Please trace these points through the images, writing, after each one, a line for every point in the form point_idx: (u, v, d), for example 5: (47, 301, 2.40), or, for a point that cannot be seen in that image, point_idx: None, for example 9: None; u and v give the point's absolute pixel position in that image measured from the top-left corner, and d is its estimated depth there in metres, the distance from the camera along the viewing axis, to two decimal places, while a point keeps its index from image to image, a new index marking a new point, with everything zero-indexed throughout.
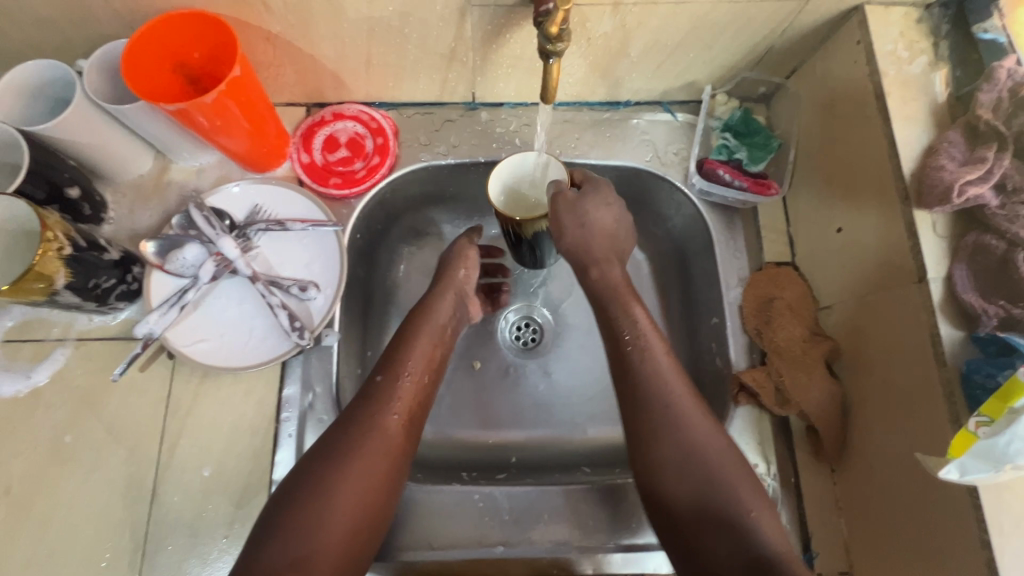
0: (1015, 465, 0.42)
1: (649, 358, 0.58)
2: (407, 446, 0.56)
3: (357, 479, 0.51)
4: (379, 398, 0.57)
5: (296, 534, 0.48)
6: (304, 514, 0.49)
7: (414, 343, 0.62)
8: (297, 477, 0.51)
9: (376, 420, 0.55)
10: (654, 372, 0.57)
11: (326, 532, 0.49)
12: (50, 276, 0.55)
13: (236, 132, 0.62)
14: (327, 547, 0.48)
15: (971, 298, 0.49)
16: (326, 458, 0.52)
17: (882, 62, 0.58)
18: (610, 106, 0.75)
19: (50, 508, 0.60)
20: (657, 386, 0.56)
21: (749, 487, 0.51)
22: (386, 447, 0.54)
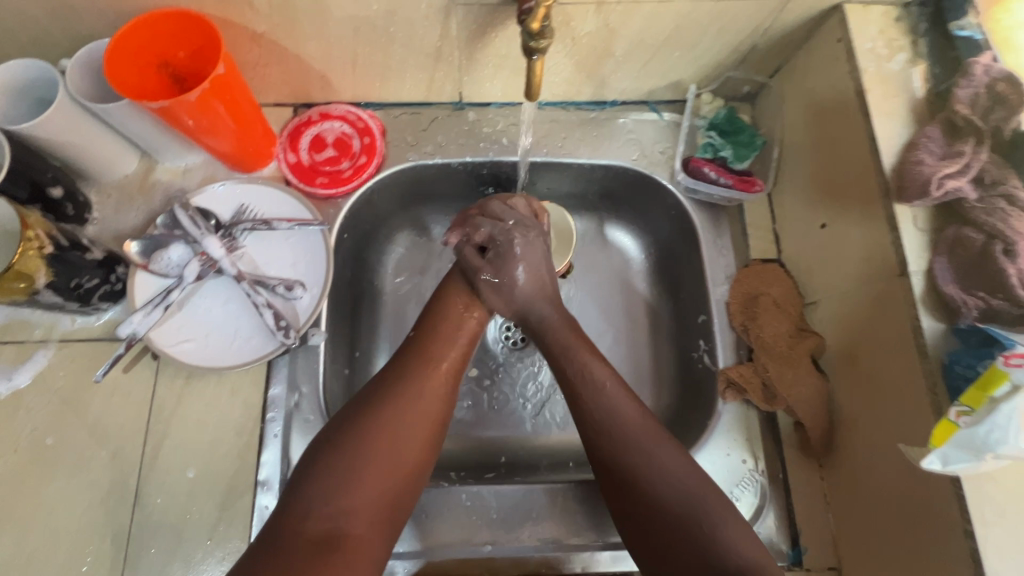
0: (995, 454, 0.43)
1: (615, 406, 0.56)
2: (449, 397, 0.57)
3: (394, 430, 0.52)
4: (421, 354, 0.58)
5: (335, 487, 0.48)
6: (342, 465, 0.49)
7: (450, 302, 0.64)
8: (335, 428, 0.52)
9: (421, 376, 0.56)
10: (606, 420, 0.55)
11: (365, 486, 0.49)
12: (31, 275, 0.54)
13: (221, 131, 0.62)
14: (368, 497, 0.49)
15: (952, 291, 0.49)
16: (360, 411, 0.52)
17: (862, 60, 0.59)
18: (596, 106, 0.76)
19: (30, 512, 0.59)
20: (626, 441, 0.53)
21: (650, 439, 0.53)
22: (428, 402, 0.55)
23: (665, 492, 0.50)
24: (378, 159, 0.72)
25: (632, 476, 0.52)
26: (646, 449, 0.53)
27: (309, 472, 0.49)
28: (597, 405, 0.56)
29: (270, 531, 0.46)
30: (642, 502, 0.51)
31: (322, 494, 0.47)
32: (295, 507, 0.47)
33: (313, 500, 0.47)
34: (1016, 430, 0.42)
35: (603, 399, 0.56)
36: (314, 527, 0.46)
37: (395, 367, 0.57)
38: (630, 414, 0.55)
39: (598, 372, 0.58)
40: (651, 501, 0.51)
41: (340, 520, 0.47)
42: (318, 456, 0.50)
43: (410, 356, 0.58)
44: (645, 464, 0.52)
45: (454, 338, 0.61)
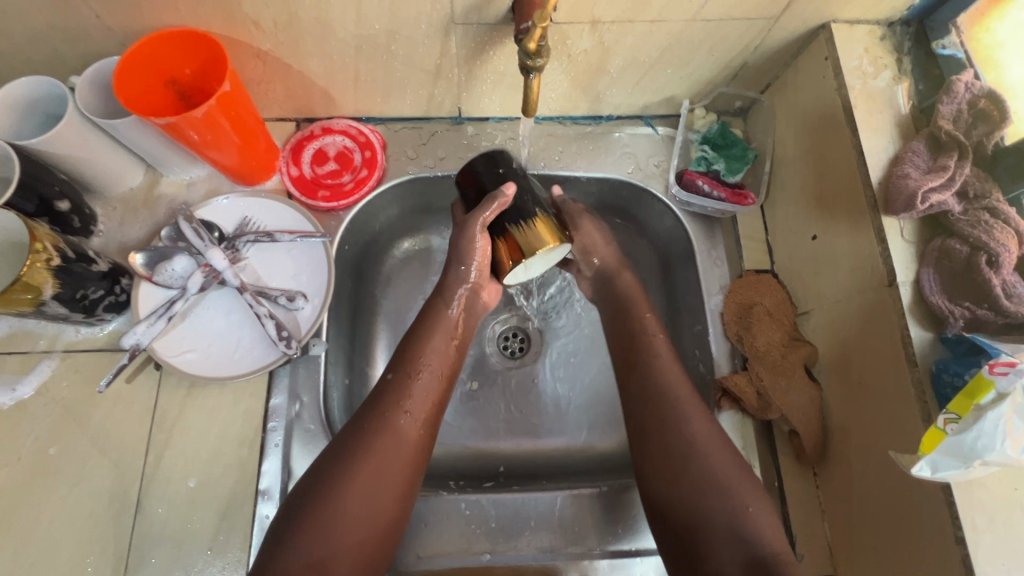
0: (983, 460, 0.43)
1: (671, 383, 0.57)
2: (424, 442, 0.57)
3: (369, 479, 0.52)
4: (398, 397, 0.58)
5: (311, 540, 0.48)
6: (317, 520, 0.49)
7: (430, 339, 0.62)
8: (311, 479, 0.52)
9: (397, 423, 0.56)
10: (665, 397, 0.56)
11: (342, 538, 0.49)
12: (38, 287, 0.55)
13: (226, 146, 0.63)
14: (345, 549, 0.49)
15: (939, 301, 0.51)
16: (337, 459, 0.53)
17: (848, 78, 0.61)
18: (592, 120, 0.78)
19: (32, 522, 0.59)
20: (681, 415, 0.55)
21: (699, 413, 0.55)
22: (402, 448, 0.55)
23: (715, 467, 0.52)
24: (378, 176, 0.74)
25: (681, 448, 0.53)
26: (697, 422, 0.54)
27: (288, 523, 0.50)
28: (653, 384, 0.58)
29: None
30: (686, 473, 0.52)
31: (300, 547, 0.48)
32: (273, 560, 0.47)
33: (290, 554, 0.47)
34: (1001, 437, 0.43)
35: (663, 378, 0.58)
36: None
37: (372, 412, 0.56)
38: (686, 392, 0.57)
39: (660, 353, 0.60)
40: (698, 471, 0.52)
41: (317, 573, 0.47)
42: (296, 508, 0.50)
43: (384, 398, 0.57)
44: (697, 438, 0.54)
45: (428, 378, 0.60)
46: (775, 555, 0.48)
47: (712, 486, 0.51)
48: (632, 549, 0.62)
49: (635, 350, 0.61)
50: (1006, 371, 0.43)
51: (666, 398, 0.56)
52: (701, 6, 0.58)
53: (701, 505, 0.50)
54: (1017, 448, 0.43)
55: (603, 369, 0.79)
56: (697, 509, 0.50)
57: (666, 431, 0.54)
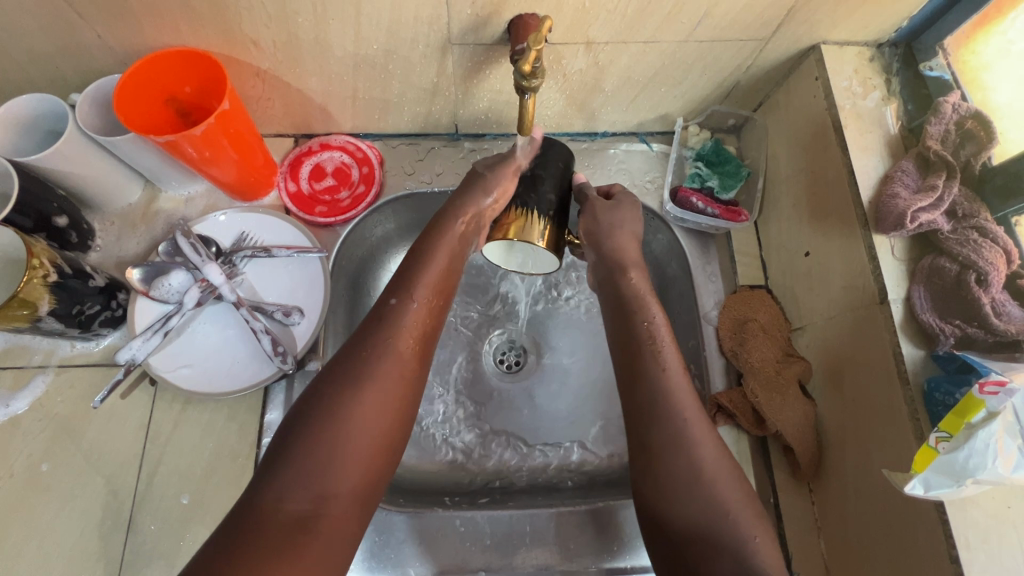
0: (975, 479, 0.44)
1: (679, 403, 0.53)
2: (422, 369, 0.53)
3: (371, 408, 0.48)
4: (395, 322, 0.53)
5: (310, 472, 0.44)
6: (318, 449, 0.45)
7: (428, 264, 0.57)
8: (305, 408, 0.47)
9: (394, 346, 0.51)
10: (671, 418, 0.52)
11: (344, 468, 0.45)
12: (34, 303, 0.55)
13: (225, 163, 0.64)
14: (347, 482, 0.45)
15: (929, 319, 0.51)
16: (334, 386, 0.48)
17: (838, 97, 0.62)
18: (588, 137, 0.79)
19: (23, 539, 0.59)
20: (689, 441, 0.51)
21: (706, 437, 0.51)
22: (401, 375, 0.50)
23: (721, 496, 0.49)
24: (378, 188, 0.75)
25: (687, 473, 0.50)
26: (706, 450, 0.50)
27: (281, 454, 0.45)
28: (660, 399, 0.53)
29: (239, 515, 0.42)
30: (691, 500, 0.49)
31: (297, 478, 0.44)
32: (266, 491, 0.43)
33: (285, 485, 0.43)
34: (992, 455, 0.43)
35: (672, 395, 0.53)
36: (288, 511, 0.43)
37: (367, 335, 0.51)
38: (695, 414, 0.52)
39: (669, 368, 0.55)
40: (704, 499, 0.48)
41: (316, 503, 0.44)
42: (288, 437, 0.46)
43: (381, 323, 0.52)
44: (703, 461, 0.50)
45: (422, 305, 0.55)
46: None
47: (715, 514, 0.48)
48: (628, 566, 0.62)
49: (640, 357, 0.56)
50: (997, 390, 0.43)
51: (672, 420, 0.52)
52: (694, 26, 0.60)
53: (703, 536, 0.47)
54: (1008, 466, 0.43)
55: (599, 385, 0.79)
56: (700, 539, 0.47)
57: (673, 452, 0.50)
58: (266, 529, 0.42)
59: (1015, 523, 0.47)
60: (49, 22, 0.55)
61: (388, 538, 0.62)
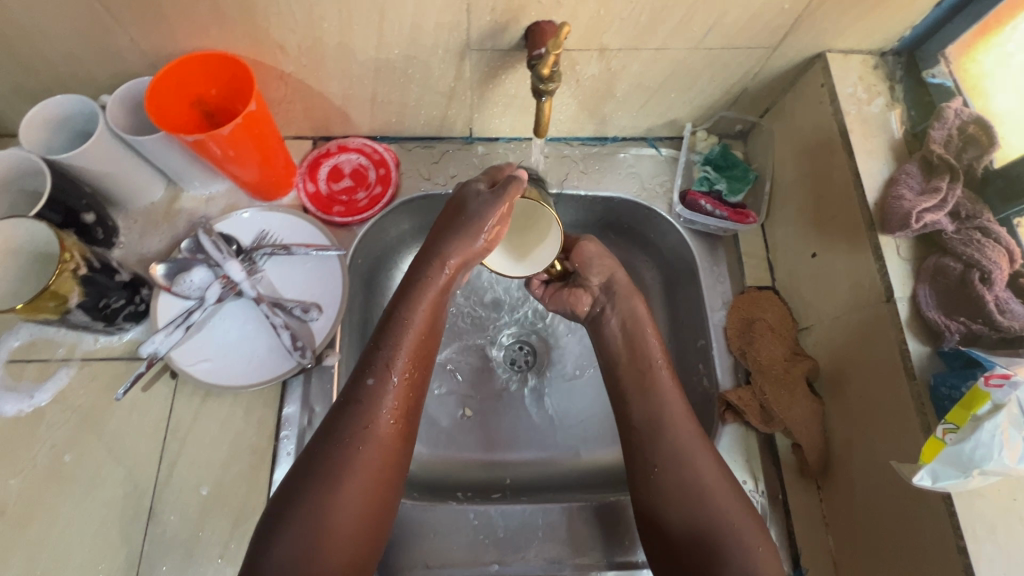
0: (982, 470, 0.45)
1: (677, 422, 0.57)
2: (405, 442, 0.55)
3: (356, 493, 0.50)
4: (374, 401, 0.54)
5: (300, 565, 0.47)
6: (304, 542, 0.48)
7: (402, 342, 0.56)
8: (288, 501, 0.49)
9: (376, 427, 0.53)
10: (672, 432, 0.57)
11: (331, 557, 0.49)
12: (65, 295, 0.57)
13: (248, 162, 0.66)
14: (335, 569, 0.49)
15: (935, 316, 0.53)
16: (316, 476, 0.50)
17: (844, 103, 0.64)
18: (598, 141, 0.81)
19: (46, 527, 0.60)
20: (687, 457, 0.55)
21: (704, 453, 0.56)
22: (382, 451, 0.53)
23: (720, 507, 0.53)
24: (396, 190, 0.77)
25: (687, 485, 0.54)
26: (703, 462, 0.55)
27: (274, 543, 0.48)
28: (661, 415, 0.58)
29: None
30: (694, 516, 0.53)
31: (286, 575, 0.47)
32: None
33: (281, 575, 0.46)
34: (999, 446, 0.44)
35: (671, 411, 0.58)
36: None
37: (348, 416, 0.53)
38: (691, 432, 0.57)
39: (666, 386, 0.60)
40: (707, 514, 0.53)
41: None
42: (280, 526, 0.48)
43: (359, 404, 0.53)
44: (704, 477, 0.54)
45: (401, 382, 0.55)
46: None
47: (719, 529, 0.52)
48: (638, 561, 0.63)
49: (644, 379, 0.61)
50: (1000, 384, 0.45)
51: (672, 435, 0.57)
52: (704, 35, 0.62)
53: (704, 543, 0.52)
54: (1014, 457, 0.44)
55: None
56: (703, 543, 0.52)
57: (676, 467, 0.55)
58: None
59: (1021, 515, 0.48)
60: (85, 25, 0.57)
61: (401, 532, 0.63)
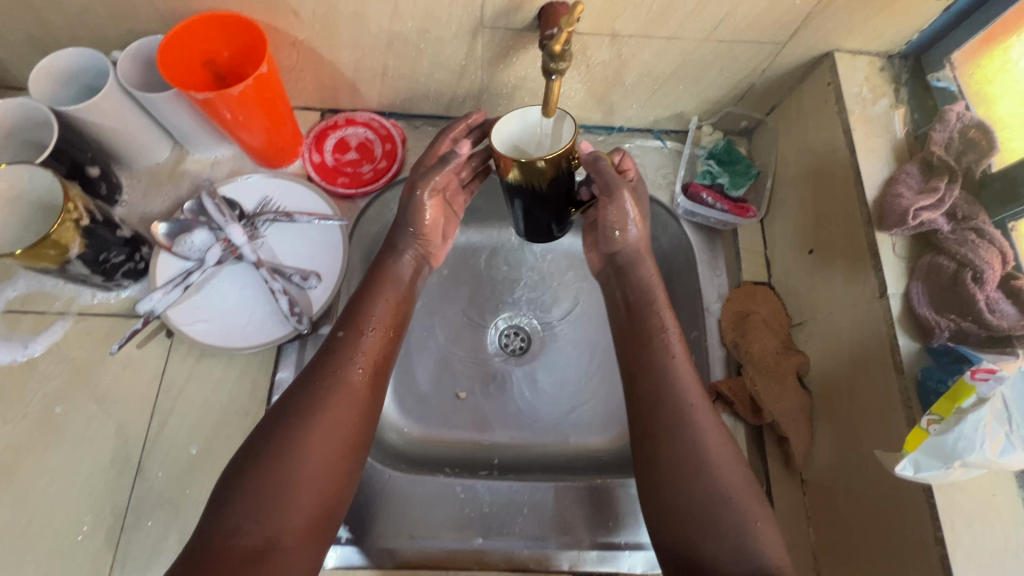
0: (963, 461, 0.46)
1: (686, 382, 0.56)
2: (373, 402, 0.57)
3: (320, 441, 0.52)
4: (345, 358, 0.57)
5: (260, 506, 0.48)
6: (268, 481, 0.49)
7: (376, 301, 0.62)
8: (256, 445, 0.52)
9: (345, 384, 0.56)
10: (674, 401, 0.55)
11: (293, 507, 0.49)
12: (66, 245, 0.57)
13: (256, 127, 0.66)
14: (297, 517, 0.49)
15: (926, 312, 0.54)
16: (282, 424, 0.52)
17: (849, 102, 0.65)
18: (605, 130, 0.82)
19: (34, 476, 0.60)
20: (693, 417, 0.54)
21: (708, 424, 0.55)
22: (353, 400, 0.55)
23: (719, 478, 0.52)
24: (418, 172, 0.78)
25: (693, 461, 0.52)
26: (706, 431, 0.54)
27: (236, 488, 0.49)
28: (675, 392, 0.56)
29: (197, 544, 0.47)
30: (691, 483, 0.52)
31: (248, 514, 0.48)
32: (217, 528, 0.47)
33: (238, 520, 0.47)
34: (980, 439, 0.45)
35: (677, 381, 0.56)
36: (243, 544, 0.47)
37: (322, 374, 0.56)
38: (704, 408, 0.56)
39: (676, 354, 0.58)
40: (706, 483, 0.51)
41: (270, 536, 0.48)
42: (241, 474, 0.50)
43: (332, 357, 0.57)
44: (707, 446, 0.53)
45: (373, 338, 0.59)
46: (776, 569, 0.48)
47: (718, 498, 0.51)
48: (622, 542, 0.63)
49: (651, 349, 0.59)
50: (987, 377, 0.46)
51: (682, 413, 0.55)
52: (715, 26, 0.63)
53: (699, 517, 0.51)
54: (995, 450, 0.45)
55: (600, 371, 0.81)
56: (699, 519, 0.50)
57: (677, 435, 0.54)
58: (222, 560, 0.46)
59: (999, 510, 0.49)
60: None
61: (386, 501, 0.63)
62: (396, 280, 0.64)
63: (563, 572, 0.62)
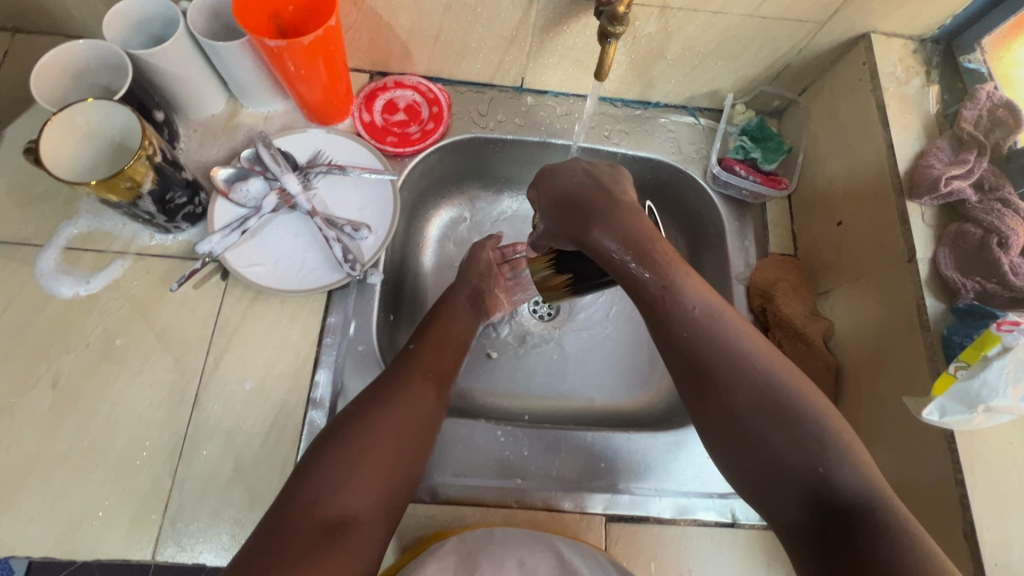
0: (986, 405, 0.49)
1: (710, 323, 0.51)
2: (440, 402, 0.62)
3: (391, 429, 0.57)
4: (416, 362, 0.64)
5: (336, 480, 0.52)
6: (345, 458, 0.53)
7: (444, 319, 0.71)
8: (335, 426, 0.57)
9: (415, 383, 0.61)
10: (697, 348, 0.50)
11: (364, 485, 0.53)
12: (140, 180, 0.59)
13: (315, 82, 0.69)
14: (366, 495, 0.53)
15: (952, 274, 0.57)
16: (360, 412, 0.57)
17: (883, 81, 0.68)
18: (641, 105, 0.85)
19: (96, 402, 0.63)
20: (728, 365, 0.49)
21: (746, 366, 0.49)
22: (421, 395, 0.60)
23: (769, 424, 0.47)
24: (465, 211, 0.90)
25: (758, 422, 0.47)
26: (743, 376, 0.48)
27: (316, 462, 0.53)
28: (724, 351, 0.50)
29: (279, 509, 0.51)
30: (747, 435, 0.47)
31: (327, 486, 0.52)
32: (300, 497, 0.51)
33: (319, 491, 0.51)
34: (1003, 385, 0.49)
35: (693, 328, 0.51)
36: (321, 515, 0.50)
37: (395, 374, 0.62)
38: (734, 348, 0.50)
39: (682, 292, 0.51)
40: (757, 433, 0.47)
41: (345, 511, 0.51)
42: (321, 452, 0.54)
43: (405, 361, 0.64)
44: (755, 388, 0.48)
45: (439, 347, 0.67)
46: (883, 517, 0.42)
47: (779, 451, 0.46)
48: (652, 487, 0.67)
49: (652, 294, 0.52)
50: (1011, 328, 0.49)
51: (732, 365, 0.49)
52: (760, 2, 0.66)
53: (766, 470, 0.47)
54: (1016, 395, 0.49)
55: (626, 336, 0.85)
56: (771, 477, 0.46)
57: (713, 385, 0.49)
58: (303, 528, 0.49)
59: (1015, 458, 0.53)
60: None
61: None
62: (457, 309, 0.73)
63: (597, 513, 0.65)
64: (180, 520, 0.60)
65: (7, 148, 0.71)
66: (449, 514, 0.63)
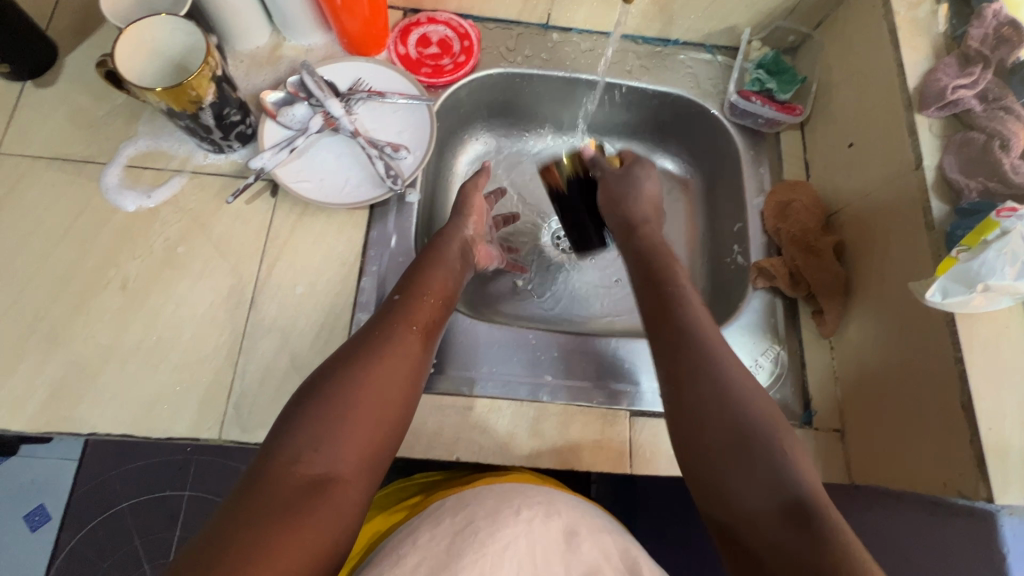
0: (985, 284, 0.54)
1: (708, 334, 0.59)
2: (425, 352, 0.61)
3: (379, 376, 0.55)
4: (400, 312, 0.62)
5: (319, 434, 0.50)
6: (330, 408, 0.52)
7: (432, 272, 0.67)
8: (321, 376, 0.55)
9: (398, 333, 0.59)
10: (692, 346, 0.58)
11: (345, 447, 0.51)
12: (203, 92, 0.63)
13: (358, 14, 0.73)
14: (348, 453, 0.51)
15: (957, 176, 0.61)
16: (350, 360, 0.56)
17: (895, 5, 0.72)
18: (661, 42, 0.89)
19: (162, 302, 0.68)
20: (717, 371, 0.55)
21: (733, 371, 0.56)
22: (407, 346, 0.59)
23: (743, 413, 0.53)
24: (490, 148, 0.94)
25: (727, 421, 0.53)
26: (731, 376, 0.55)
27: (298, 419, 0.51)
28: (716, 365, 0.56)
29: (256, 471, 0.49)
30: (716, 429, 0.52)
31: (307, 443, 0.50)
32: (279, 458, 0.49)
33: (301, 447, 0.49)
34: (1003, 264, 0.53)
35: (691, 332, 0.59)
36: (304, 472, 0.49)
37: (380, 326, 0.60)
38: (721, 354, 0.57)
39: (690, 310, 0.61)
40: (730, 429, 0.52)
41: (328, 468, 0.49)
42: (303, 407, 0.52)
43: (389, 313, 0.61)
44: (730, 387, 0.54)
45: (425, 301, 0.64)
46: (816, 507, 0.47)
47: (747, 442, 0.51)
48: None
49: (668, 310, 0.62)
50: (1010, 215, 0.54)
51: (718, 368, 0.56)
52: None
53: (730, 462, 0.51)
54: (1014, 274, 0.53)
55: None
56: (732, 470, 0.51)
57: (698, 381, 0.55)
58: (285, 486, 0.48)
59: (1012, 339, 0.57)
60: None
61: (467, 344, 0.73)
62: (446, 259, 0.69)
63: (624, 410, 0.70)
64: (242, 405, 0.65)
65: (69, 75, 0.76)
66: (486, 405, 0.68)
